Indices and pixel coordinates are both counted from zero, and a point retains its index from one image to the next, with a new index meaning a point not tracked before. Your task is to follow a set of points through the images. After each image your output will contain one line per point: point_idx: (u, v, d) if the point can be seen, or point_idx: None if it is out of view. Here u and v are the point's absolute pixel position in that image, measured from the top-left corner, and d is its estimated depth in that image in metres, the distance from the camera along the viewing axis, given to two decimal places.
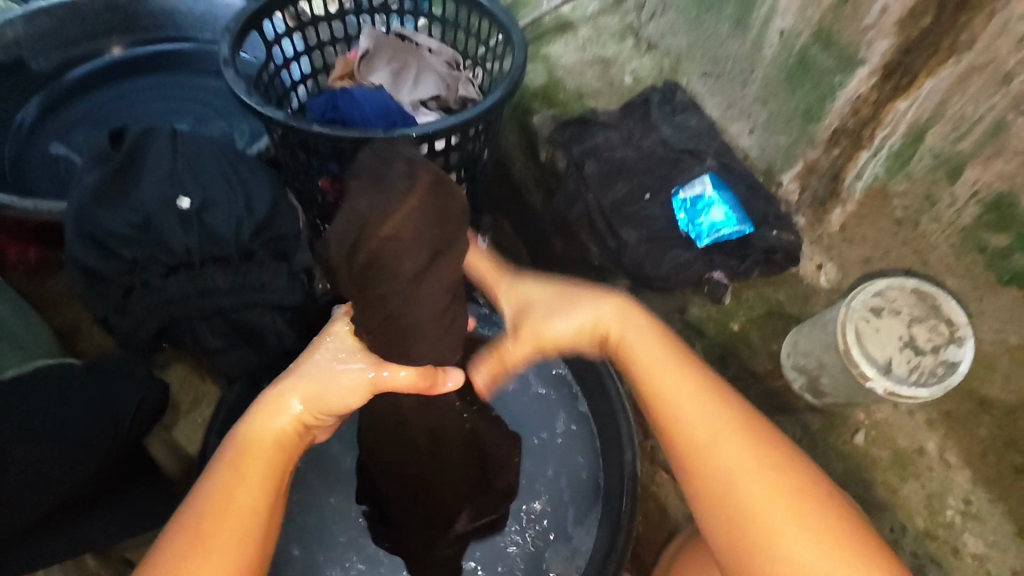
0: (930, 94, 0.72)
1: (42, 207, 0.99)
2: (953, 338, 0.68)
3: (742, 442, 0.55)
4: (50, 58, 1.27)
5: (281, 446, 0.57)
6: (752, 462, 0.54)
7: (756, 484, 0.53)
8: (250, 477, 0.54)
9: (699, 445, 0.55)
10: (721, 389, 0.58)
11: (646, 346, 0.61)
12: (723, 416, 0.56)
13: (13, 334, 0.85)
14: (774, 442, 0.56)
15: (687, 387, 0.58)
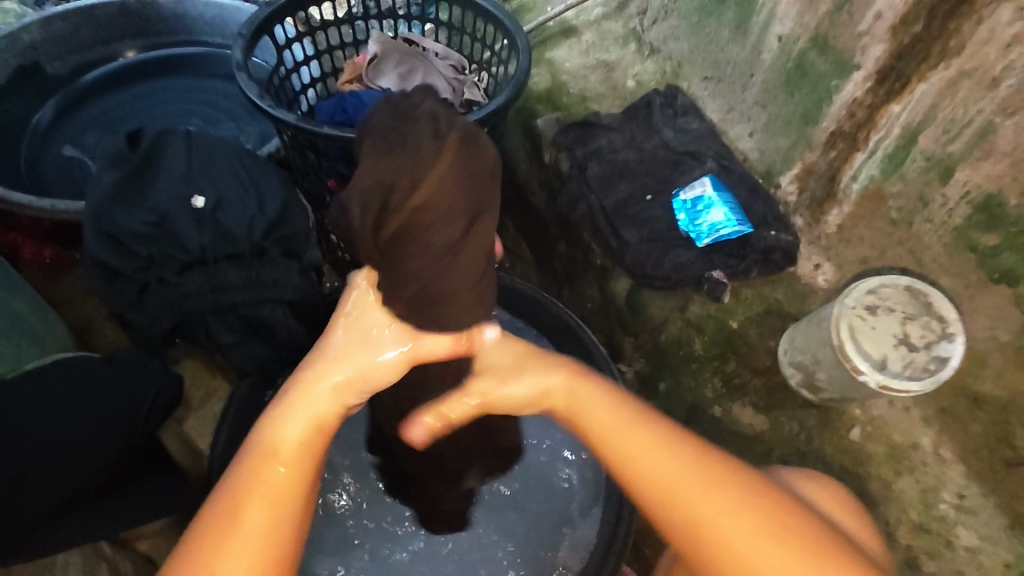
0: (922, 97, 0.74)
1: (60, 206, 1.01)
2: (944, 334, 0.70)
3: (718, 499, 0.52)
4: (66, 62, 1.31)
5: (312, 448, 0.54)
6: (730, 518, 0.52)
7: (737, 543, 0.51)
8: (271, 477, 0.51)
9: (675, 506, 0.53)
10: (674, 439, 0.56)
11: (600, 408, 0.58)
12: (692, 474, 0.53)
13: (32, 328, 0.88)
14: (739, 483, 0.53)
15: (648, 445, 0.55)
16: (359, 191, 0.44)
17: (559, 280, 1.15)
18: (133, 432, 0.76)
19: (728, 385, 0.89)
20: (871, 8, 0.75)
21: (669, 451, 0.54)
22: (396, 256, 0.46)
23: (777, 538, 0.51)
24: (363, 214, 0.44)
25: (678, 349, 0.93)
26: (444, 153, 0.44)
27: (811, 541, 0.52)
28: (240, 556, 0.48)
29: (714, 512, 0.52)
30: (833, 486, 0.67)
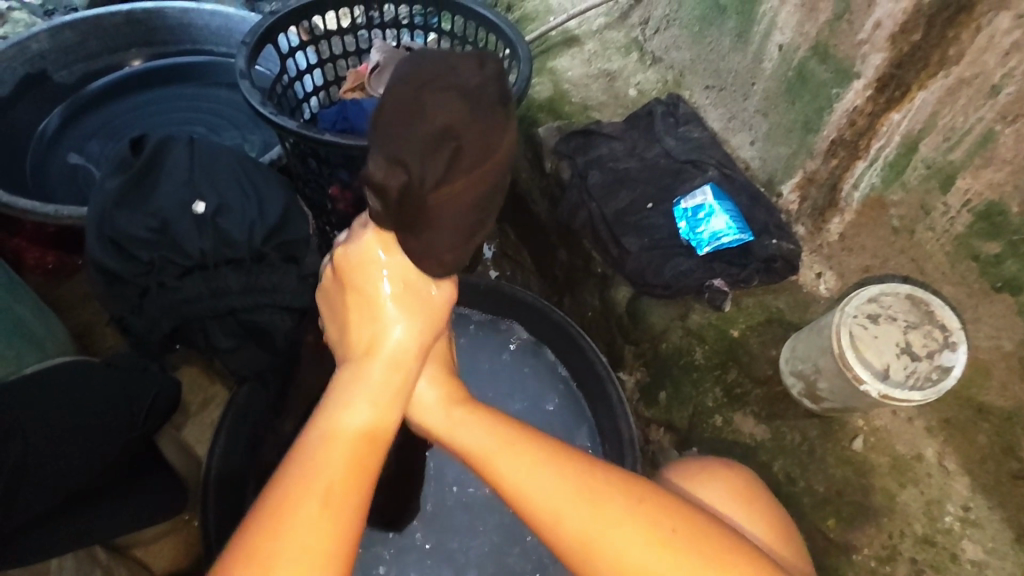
0: (923, 105, 0.74)
1: (63, 212, 1.02)
2: (946, 343, 0.69)
3: (596, 510, 0.51)
4: (73, 70, 1.32)
5: (365, 440, 0.50)
6: (611, 524, 0.50)
7: (625, 552, 0.50)
8: (330, 472, 0.48)
9: (557, 525, 0.51)
10: (551, 451, 0.54)
11: (472, 434, 0.56)
12: (566, 486, 0.52)
13: (33, 332, 0.89)
14: (619, 494, 0.52)
15: (520, 461, 0.53)
16: (421, 144, 0.47)
17: (559, 289, 1.15)
18: (130, 430, 0.75)
19: (729, 394, 0.89)
20: (871, 16, 0.75)
21: (542, 465, 0.53)
22: (432, 206, 0.50)
23: (670, 550, 0.50)
24: (422, 165, 0.48)
25: (678, 358, 0.93)
26: (507, 127, 0.50)
27: (708, 553, 0.50)
28: (310, 544, 0.45)
29: (594, 526, 0.50)
30: (730, 479, 0.67)
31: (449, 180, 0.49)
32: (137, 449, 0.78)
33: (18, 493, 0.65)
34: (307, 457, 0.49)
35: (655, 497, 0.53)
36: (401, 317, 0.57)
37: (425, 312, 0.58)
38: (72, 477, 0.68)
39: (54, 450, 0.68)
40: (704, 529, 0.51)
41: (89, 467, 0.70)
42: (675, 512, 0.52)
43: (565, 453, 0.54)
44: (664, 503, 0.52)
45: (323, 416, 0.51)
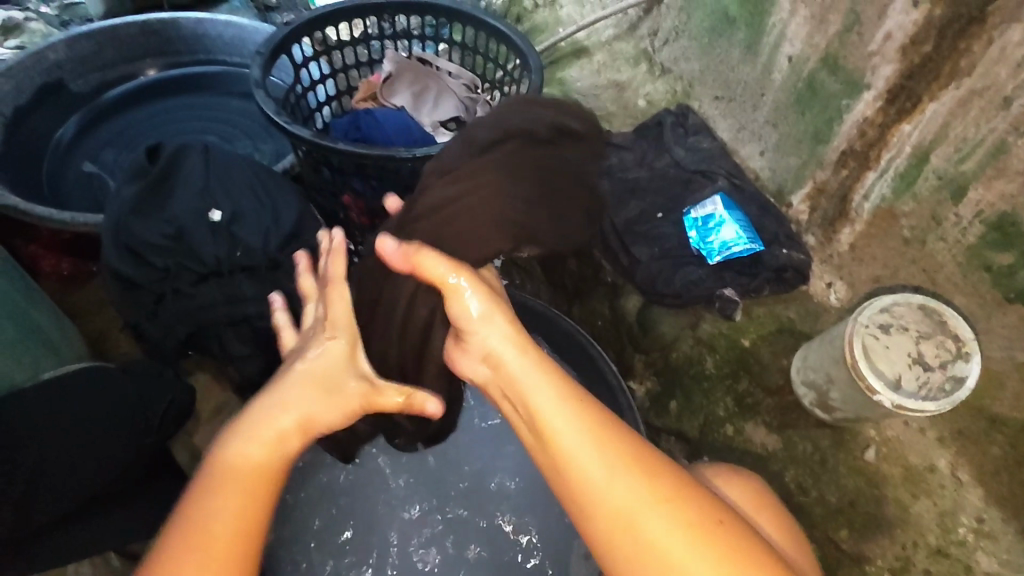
0: (933, 117, 0.74)
1: (80, 219, 1.03)
2: (960, 354, 0.69)
3: (641, 488, 0.50)
4: (88, 80, 1.34)
5: (251, 480, 0.53)
6: (652, 505, 0.49)
7: (660, 538, 0.48)
8: (224, 497, 0.52)
9: (598, 495, 0.50)
10: (601, 415, 0.54)
11: (535, 388, 0.55)
12: (615, 463, 0.51)
13: (50, 339, 0.90)
14: (661, 471, 0.52)
15: (575, 427, 0.53)
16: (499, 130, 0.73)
17: (569, 297, 1.15)
18: (142, 439, 0.76)
19: (740, 404, 0.89)
20: (881, 27, 0.75)
21: (595, 436, 0.52)
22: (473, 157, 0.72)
23: (705, 537, 0.49)
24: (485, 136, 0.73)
25: (689, 367, 0.94)
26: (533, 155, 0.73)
27: (744, 547, 0.49)
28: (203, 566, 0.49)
29: (643, 501, 0.49)
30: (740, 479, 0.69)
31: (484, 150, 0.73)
32: (151, 454, 0.78)
33: (33, 502, 0.65)
34: (201, 497, 0.52)
35: (693, 484, 0.52)
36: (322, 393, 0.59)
37: (338, 395, 0.59)
38: (86, 484, 0.69)
39: (70, 456, 0.68)
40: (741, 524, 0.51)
41: (104, 473, 0.71)
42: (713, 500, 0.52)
43: (621, 428, 0.54)
44: (710, 502, 0.51)
45: (230, 445, 0.55)
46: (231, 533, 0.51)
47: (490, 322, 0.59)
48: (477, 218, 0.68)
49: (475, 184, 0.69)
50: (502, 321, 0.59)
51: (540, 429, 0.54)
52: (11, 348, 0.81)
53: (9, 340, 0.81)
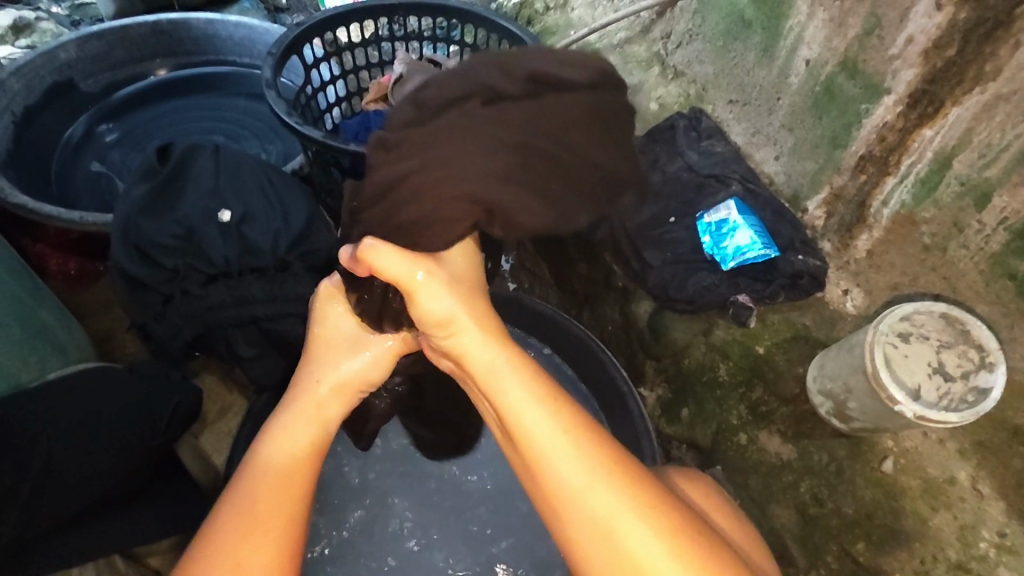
0: (957, 121, 0.73)
1: (88, 219, 1.03)
2: (983, 364, 0.67)
3: (610, 488, 0.53)
4: (98, 79, 1.34)
5: (297, 461, 0.58)
6: (618, 505, 0.53)
7: (623, 535, 0.52)
8: (274, 477, 0.57)
9: (565, 492, 0.54)
10: (575, 416, 0.57)
11: (507, 387, 0.58)
12: (590, 463, 0.54)
13: (56, 339, 0.89)
14: (635, 482, 0.54)
15: (549, 427, 0.56)
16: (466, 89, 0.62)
17: (579, 301, 1.14)
18: (150, 441, 0.74)
19: (754, 412, 0.87)
20: (903, 31, 0.74)
21: (569, 437, 0.55)
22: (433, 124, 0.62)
23: (677, 548, 0.51)
24: (449, 94, 0.62)
25: (702, 374, 0.93)
26: (507, 124, 0.61)
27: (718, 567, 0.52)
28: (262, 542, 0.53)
29: (610, 501, 0.52)
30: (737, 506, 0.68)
31: (447, 110, 0.62)
32: (155, 457, 0.76)
33: (35, 506, 0.64)
34: (248, 489, 0.56)
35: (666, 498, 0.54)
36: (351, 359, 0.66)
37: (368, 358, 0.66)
38: (86, 488, 0.68)
39: (71, 459, 0.67)
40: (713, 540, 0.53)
41: (104, 476, 0.69)
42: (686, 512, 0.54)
43: (595, 430, 0.57)
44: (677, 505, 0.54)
45: (273, 434, 0.60)
46: (282, 513, 0.55)
47: (455, 323, 0.60)
48: (431, 202, 0.61)
49: (425, 156, 0.61)
50: (468, 320, 0.61)
51: (512, 430, 0.57)
52: (18, 348, 0.80)
53: (16, 340, 0.80)
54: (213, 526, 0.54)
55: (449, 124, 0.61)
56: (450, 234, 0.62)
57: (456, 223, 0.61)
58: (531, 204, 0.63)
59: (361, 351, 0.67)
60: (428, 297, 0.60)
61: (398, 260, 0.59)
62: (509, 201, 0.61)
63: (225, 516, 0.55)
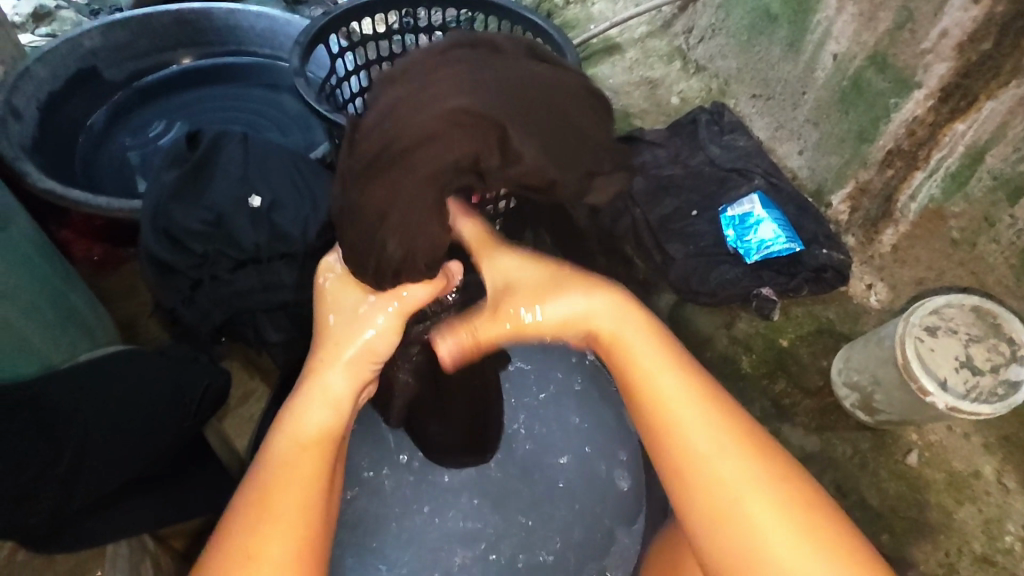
0: (991, 116, 0.74)
1: (115, 205, 1.04)
2: (1013, 357, 0.68)
3: (758, 476, 0.52)
4: (122, 68, 1.35)
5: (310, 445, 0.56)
6: (761, 493, 0.51)
7: (764, 525, 0.50)
8: (291, 460, 0.55)
9: (711, 469, 0.53)
10: (723, 400, 0.57)
11: (649, 361, 0.59)
12: (743, 448, 0.54)
13: (85, 322, 0.91)
14: (784, 479, 0.53)
15: (701, 407, 0.56)
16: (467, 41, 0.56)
17: None
18: (180, 423, 0.76)
19: (778, 405, 0.87)
20: (936, 25, 0.75)
21: (720, 419, 0.55)
22: (430, 67, 0.54)
23: (816, 537, 0.50)
24: (451, 45, 0.56)
25: (723, 365, 0.91)
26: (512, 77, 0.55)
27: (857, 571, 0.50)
28: (282, 522, 0.52)
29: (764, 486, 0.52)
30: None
31: (447, 53, 0.55)
32: (186, 439, 0.78)
33: (76, 486, 0.65)
34: (262, 479, 0.54)
35: (815, 497, 0.52)
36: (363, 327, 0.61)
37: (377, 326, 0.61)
38: (124, 469, 0.69)
39: (110, 441, 0.68)
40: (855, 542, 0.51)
41: (140, 458, 0.71)
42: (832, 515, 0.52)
43: (745, 417, 0.56)
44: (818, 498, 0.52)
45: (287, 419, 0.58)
46: (297, 493, 0.53)
47: (587, 309, 0.62)
48: (423, 144, 0.52)
49: (422, 92, 0.53)
50: (603, 306, 0.62)
51: (652, 402, 0.57)
52: (50, 330, 0.81)
53: (47, 322, 0.81)
54: (230, 517, 0.53)
55: (446, 66, 0.54)
56: (439, 167, 0.52)
57: (445, 152, 0.52)
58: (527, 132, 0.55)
59: (361, 328, 0.60)
60: (553, 292, 0.62)
61: (412, 290, 0.60)
62: (505, 128, 0.53)
63: (242, 503, 0.54)
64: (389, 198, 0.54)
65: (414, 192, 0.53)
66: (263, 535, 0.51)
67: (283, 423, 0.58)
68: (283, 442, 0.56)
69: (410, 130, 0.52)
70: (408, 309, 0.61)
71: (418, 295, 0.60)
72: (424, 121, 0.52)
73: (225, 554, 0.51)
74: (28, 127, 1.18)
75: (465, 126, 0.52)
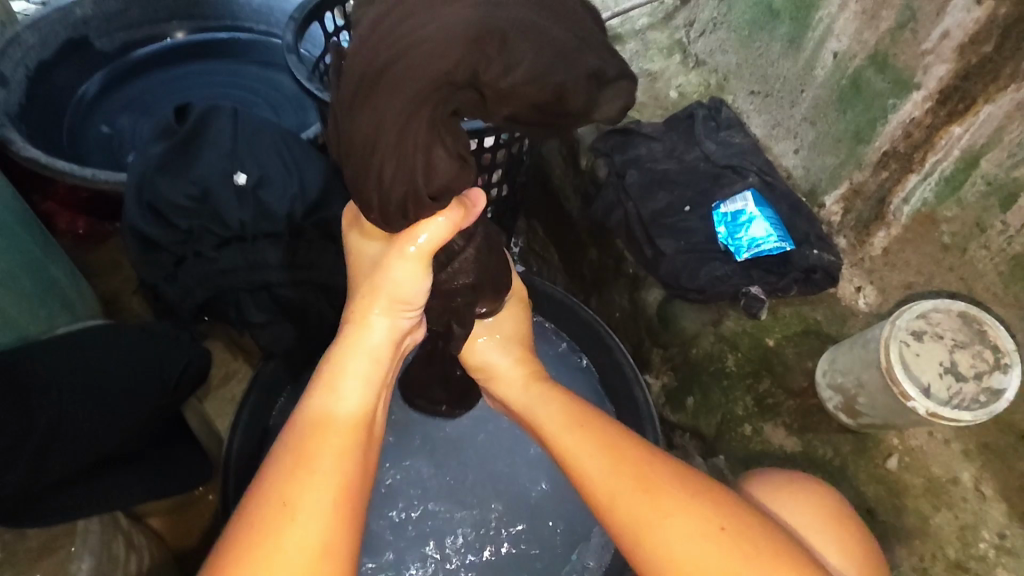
0: (988, 119, 0.74)
1: (100, 176, 1.02)
2: (998, 365, 0.68)
3: (650, 498, 0.55)
4: (113, 38, 1.32)
5: (347, 419, 0.56)
6: (660, 514, 0.54)
7: (669, 545, 0.53)
8: (331, 427, 0.55)
9: (606, 502, 0.57)
10: (612, 431, 0.62)
11: (543, 413, 0.68)
12: (630, 475, 0.57)
13: (64, 295, 0.89)
14: (671, 484, 0.56)
15: (594, 449, 0.60)
16: None
17: (587, 287, 1.13)
18: (158, 401, 0.74)
19: (760, 404, 0.87)
20: (939, 25, 0.73)
21: (605, 452, 0.59)
22: None
23: (717, 546, 0.52)
24: None
25: (709, 364, 0.91)
26: None
27: (766, 547, 0.53)
28: (324, 479, 0.51)
29: (657, 514, 0.54)
30: (821, 493, 0.68)
31: None
32: (163, 416, 0.77)
33: (46, 460, 0.65)
34: (296, 440, 0.54)
35: (707, 490, 0.56)
36: (390, 276, 0.59)
37: (403, 274, 0.59)
38: (98, 444, 0.69)
39: (84, 416, 0.67)
40: (754, 525, 0.54)
41: (113, 435, 0.70)
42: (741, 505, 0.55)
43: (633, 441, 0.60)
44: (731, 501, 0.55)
45: (322, 391, 0.58)
46: (339, 457, 0.53)
47: (507, 373, 0.74)
48: (419, 69, 0.47)
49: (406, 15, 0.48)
50: (517, 374, 0.73)
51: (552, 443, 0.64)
52: (28, 302, 0.80)
53: (26, 294, 0.80)
54: (264, 476, 0.52)
55: None
56: (426, 88, 0.48)
57: (423, 66, 0.47)
58: (513, 39, 0.48)
59: (389, 279, 0.59)
60: (490, 356, 0.74)
61: (439, 220, 0.56)
62: (499, 42, 0.48)
63: (278, 463, 0.53)
64: (377, 127, 0.49)
65: (400, 116, 0.48)
66: (306, 490, 0.50)
67: (313, 399, 0.57)
68: (318, 411, 0.56)
69: (405, 58, 0.48)
70: (429, 254, 0.58)
71: (444, 229, 0.56)
72: (411, 51, 0.47)
73: (259, 507, 0.50)
74: (15, 95, 1.15)
75: (442, 34, 0.47)
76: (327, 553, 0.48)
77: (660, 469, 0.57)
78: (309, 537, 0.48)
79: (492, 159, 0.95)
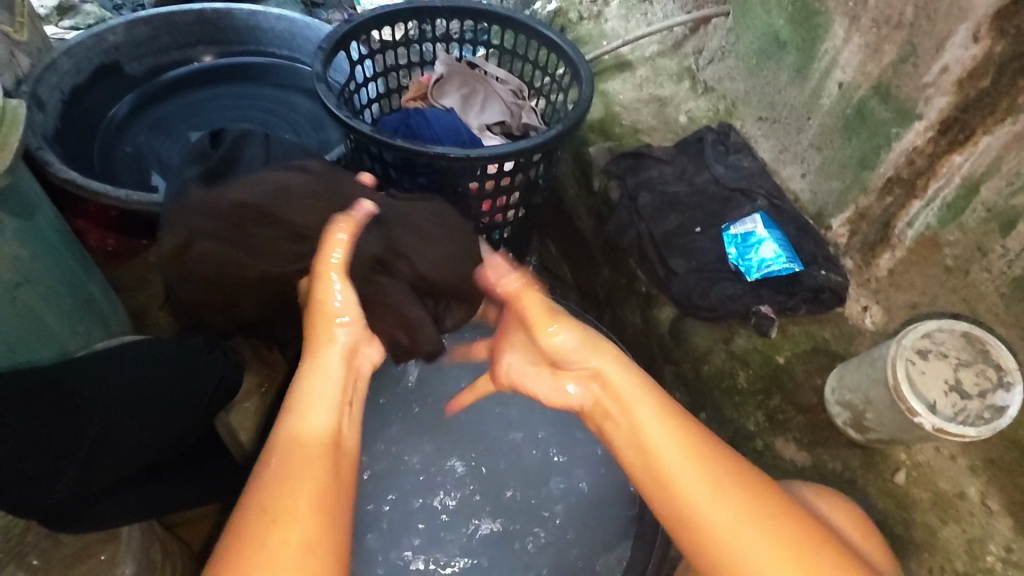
0: (987, 149, 0.78)
1: (134, 197, 1.06)
2: (1002, 383, 0.71)
3: (739, 510, 0.57)
4: (143, 63, 1.37)
5: (317, 440, 0.61)
6: (747, 526, 0.57)
7: (756, 556, 0.56)
8: (306, 447, 0.60)
9: (695, 513, 0.58)
10: (703, 438, 0.63)
11: (639, 408, 0.65)
12: (719, 487, 0.59)
13: (101, 311, 0.93)
14: (762, 499, 0.58)
15: (684, 457, 0.61)
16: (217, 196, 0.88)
17: (599, 304, 1.17)
18: (195, 413, 0.77)
19: (771, 419, 0.90)
20: (939, 60, 0.78)
21: (699, 462, 0.60)
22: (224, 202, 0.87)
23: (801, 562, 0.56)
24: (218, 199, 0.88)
25: (720, 380, 0.94)
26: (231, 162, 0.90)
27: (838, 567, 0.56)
28: (304, 490, 0.56)
29: (749, 523, 0.57)
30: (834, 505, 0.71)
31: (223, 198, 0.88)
32: (201, 428, 0.80)
33: (92, 468, 0.68)
34: (278, 459, 0.59)
35: (788, 512, 0.58)
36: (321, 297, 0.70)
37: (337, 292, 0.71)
38: (141, 453, 0.72)
39: (127, 428, 0.71)
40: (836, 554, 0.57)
41: (154, 444, 0.73)
42: (751, 486, 0.59)
43: (717, 448, 0.62)
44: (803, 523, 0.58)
45: (298, 413, 0.62)
46: (314, 471, 0.58)
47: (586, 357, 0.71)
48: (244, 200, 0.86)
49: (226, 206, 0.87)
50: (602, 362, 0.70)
51: (646, 448, 0.63)
52: (68, 317, 0.84)
53: (65, 310, 0.84)
54: (256, 491, 0.57)
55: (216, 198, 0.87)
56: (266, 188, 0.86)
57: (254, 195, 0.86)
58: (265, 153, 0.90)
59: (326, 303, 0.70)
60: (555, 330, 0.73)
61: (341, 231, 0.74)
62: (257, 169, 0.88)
63: (260, 482, 0.57)
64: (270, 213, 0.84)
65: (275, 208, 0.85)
66: (289, 504, 0.55)
67: (290, 421, 0.62)
68: (293, 432, 0.61)
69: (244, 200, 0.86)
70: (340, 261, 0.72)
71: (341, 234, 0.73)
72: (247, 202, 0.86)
73: (248, 518, 0.55)
74: (51, 118, 1.20)
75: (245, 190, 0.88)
76: (309, 548, 0.53)
77: (749, 485, 0.59)
78: (293, 540, 0.53)
79: (509, 182, 0.99)
